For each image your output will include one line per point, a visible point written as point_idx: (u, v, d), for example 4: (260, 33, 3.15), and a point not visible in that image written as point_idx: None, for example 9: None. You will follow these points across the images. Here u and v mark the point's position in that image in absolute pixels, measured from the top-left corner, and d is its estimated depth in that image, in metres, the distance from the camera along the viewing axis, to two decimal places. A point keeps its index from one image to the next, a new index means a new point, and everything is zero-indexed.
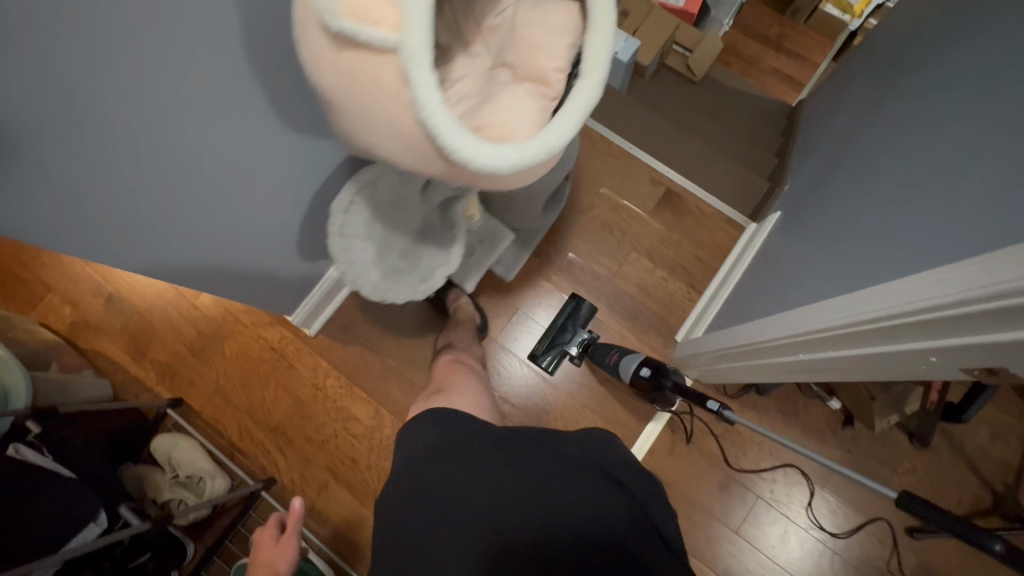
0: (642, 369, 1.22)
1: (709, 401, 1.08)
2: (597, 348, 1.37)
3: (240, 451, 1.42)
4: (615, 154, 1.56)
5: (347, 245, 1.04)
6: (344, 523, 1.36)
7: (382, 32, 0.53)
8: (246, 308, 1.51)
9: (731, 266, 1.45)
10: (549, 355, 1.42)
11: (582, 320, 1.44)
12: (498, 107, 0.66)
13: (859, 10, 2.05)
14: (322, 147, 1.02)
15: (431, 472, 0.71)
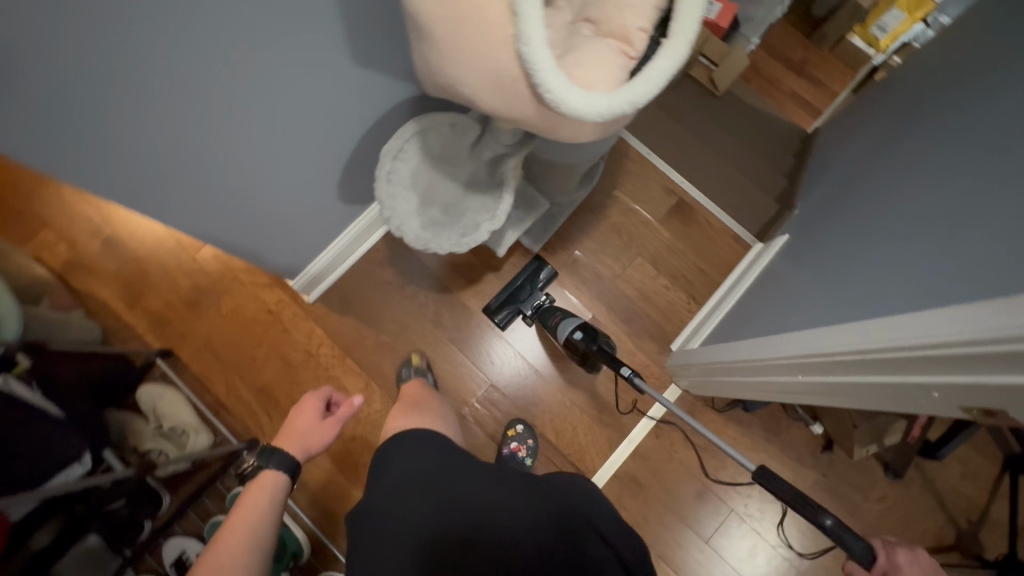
0: (576, 332, 1.29)
1: (625, 367, 1.18)
2: (548, 313, 1.41)
3: (226, 409, 1.41)
4: (631, 157, 1.57)
5: (393, 191, 1.05)
6: (322, 490, 1.37)
7: None
8: (246, 266, 1.49)
9: (734, 281, 1.46)
10: (504, 310, 1.45)
11: (542, 282, 1.47)
12: (580, 61, 0.71)
13: (885, 44, 1.85)
14: (370, 86, 1.02)
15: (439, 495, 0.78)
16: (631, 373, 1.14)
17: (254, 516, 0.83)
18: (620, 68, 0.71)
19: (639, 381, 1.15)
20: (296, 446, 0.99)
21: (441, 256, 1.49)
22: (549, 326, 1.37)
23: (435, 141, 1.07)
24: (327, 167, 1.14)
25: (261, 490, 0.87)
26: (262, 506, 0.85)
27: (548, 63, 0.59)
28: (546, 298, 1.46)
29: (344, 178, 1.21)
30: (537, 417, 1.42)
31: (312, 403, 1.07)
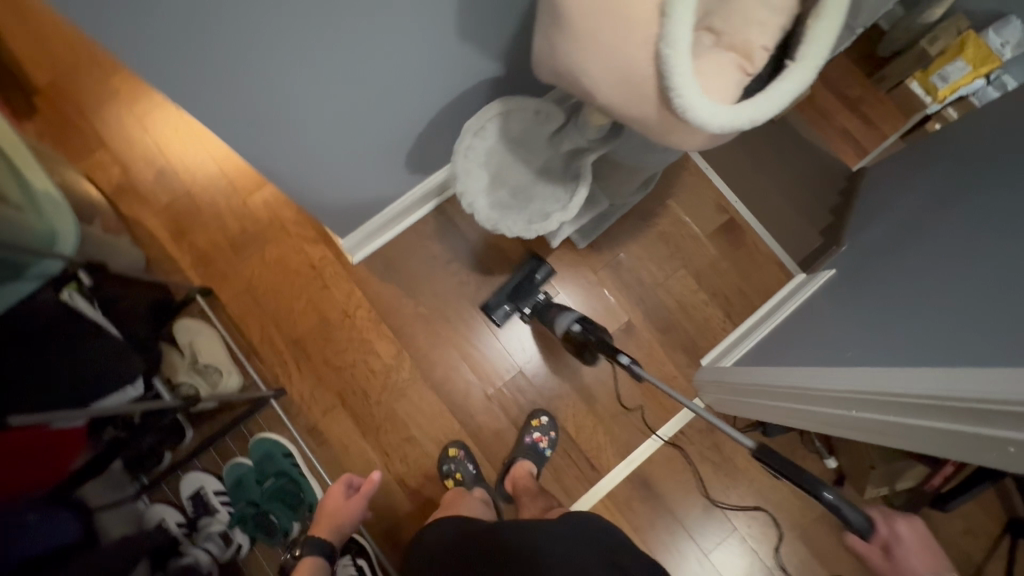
0: (575, 324, 1.28)
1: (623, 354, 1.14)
2: (548, 308, 1.39)
3: (257, 354, 1.43)
4: (689, 170, 1.57)
5: (469, 168, 1.06)
6: (341, 447, 1.39)
7: None
8: (297, 218, 1.50)
9: (773, 308, 1.48)
10: (503, 306, 1.44)
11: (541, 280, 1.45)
12: (699, 70, 0.72)
13: (943, 95, 1.56)
14: (461, 58, 1.03)
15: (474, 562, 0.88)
16: (630, 362, 1.08)
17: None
18: (737, 84, 0.72)
19: (638, 369, 1.11)
20: (329, 528, 1.16)
21: (489, 238, 1.50)
22: (548, 321, 1.35)
23: (516, 126, 1.07)
24: (404, 131, 1.14)
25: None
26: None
27: (686, 68, 0.60)
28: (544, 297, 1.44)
29: (417, 146, 1.21)
30: (561, 411, 1.44)
31: (338, 487, 1.22)
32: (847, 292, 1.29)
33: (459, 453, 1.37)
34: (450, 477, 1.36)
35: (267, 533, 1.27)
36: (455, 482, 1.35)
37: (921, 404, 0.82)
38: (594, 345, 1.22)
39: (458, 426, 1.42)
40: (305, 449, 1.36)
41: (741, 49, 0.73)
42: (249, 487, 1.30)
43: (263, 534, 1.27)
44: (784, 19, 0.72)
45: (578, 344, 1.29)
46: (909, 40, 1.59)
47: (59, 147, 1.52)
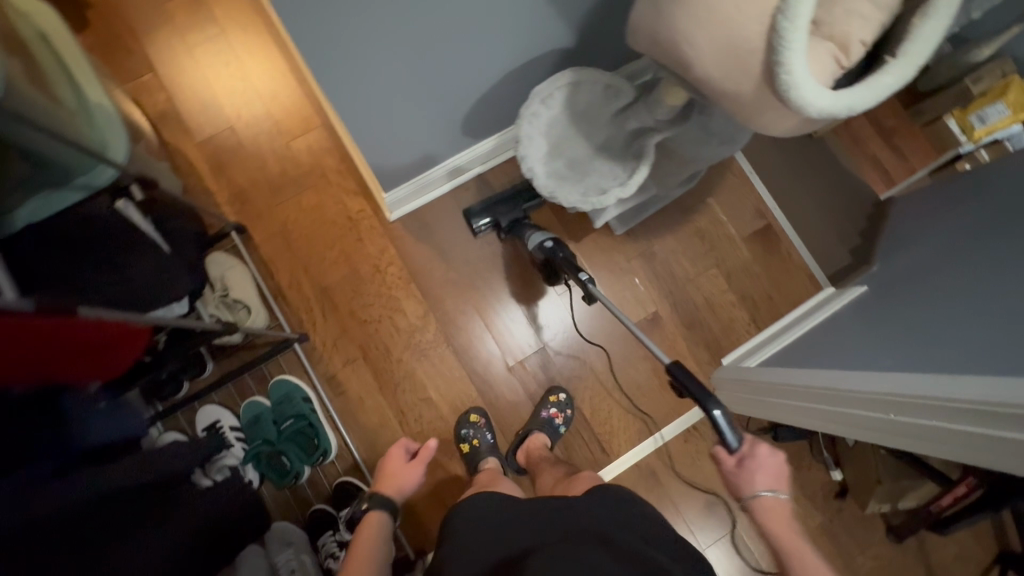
0: (545, 240, 1.26)
1: (581, 272, 1.15)
2: (525, 227, 1.39)
3: (285, 297, 1.43)
4: (733, 171, 1.57)
5: (532, 134, 1.06)
6: (358, 400, 1.40)
7: None
8: (339, 168, 1.49)
9: (798, 317, 1.49)
10: (485, 216, 1.43)
11: (527, 206, 1.44)
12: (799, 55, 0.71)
13: (979, 136, 1.43)
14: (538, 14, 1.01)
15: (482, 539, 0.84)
16: (586, 280, 1.09)
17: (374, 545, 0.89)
18: (832, 75, 0.71)
19: (594, 289, 1.12)
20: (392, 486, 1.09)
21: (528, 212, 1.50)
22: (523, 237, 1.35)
23: (584, 98, 1.07)
24: (469, 91, 1.14)
25: (371, 525, 0.95)
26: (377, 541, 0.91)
27: (801, 46, 0.60)
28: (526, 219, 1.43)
29: (477, 109, 1.21)
30: (578, 391, 1.45)
31: (397, 450, 1.17)
32: (872, 301, 1.30)
33: (480, 419, 1.38)
34: (466, 442, 1.36)
35: (278, 473, 1.28)
36: (468, 448, 1.35)
37: (957, 410, 0.83)
38: (561, 264, 1.22)
39: (476, 394, 1.43)
40: (324, 398, 1.37)
41: (839, 40, 0.71)
42: (261, 424, 1.29)
43: (273, 472, 1.28)
44: (885, 16, 0.71)
45: (546, 262, 1.28)
46: (954, 75, 1.49)
47: (108, 66, 1.50)
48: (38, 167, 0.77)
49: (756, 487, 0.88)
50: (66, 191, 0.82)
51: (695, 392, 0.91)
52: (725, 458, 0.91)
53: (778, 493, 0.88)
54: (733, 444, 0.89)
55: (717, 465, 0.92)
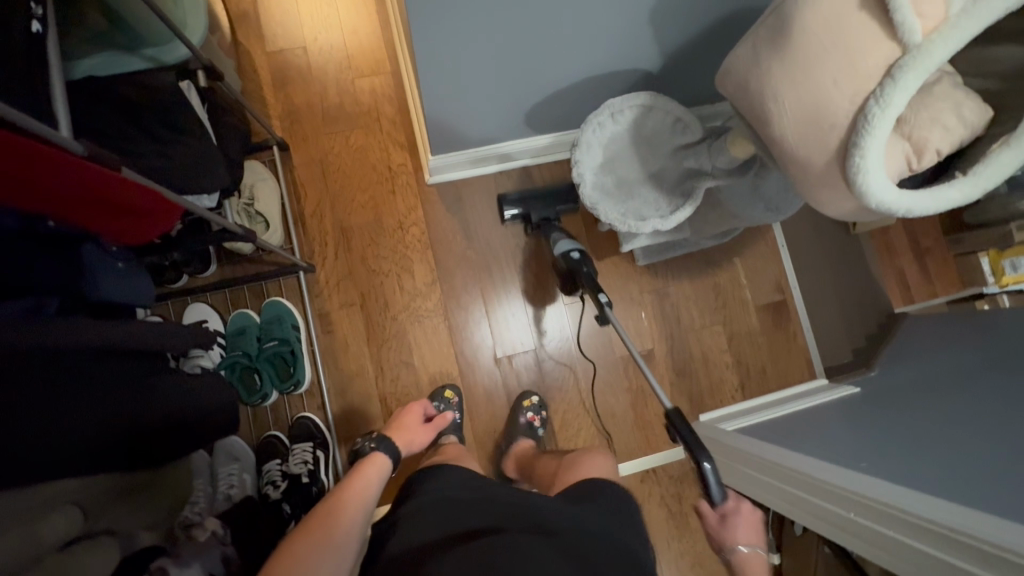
0: (572, 252, 1.23)
1: (601, 294, 1.13)
2: (552, 227, 1.36)
3: (304, 225, 1.43)
4: (766, 240, 1.58)
5: (591, 143, 1.08)
6: (343, 343, 1.40)
7: (916, 27, 0.57)
8: (394, 119, 1.50)
9: (784, 397, 1.49)
10: (516, 206, 1.41)
11: (561, 208, 1.41)
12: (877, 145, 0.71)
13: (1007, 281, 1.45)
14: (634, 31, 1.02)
15: (441, 504, 0.82)
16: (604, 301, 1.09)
17: (369, 483, 0.91)
18: (899, 174, 0.72)
19: (610, 312, 1.10)
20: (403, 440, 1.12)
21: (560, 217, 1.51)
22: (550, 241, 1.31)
23: (652, 123, 1.09)
24: (544, 83, 1.14)
25: (375, 466, 0.95)
26: (375, 482, 0.93)
27: (882, 134, 0.60)
28: (557, 217, 1.41)
29: (545, 103, 1.21)
30: (554, 401, 1.46)
31: (416, 408, 1.21)
32: (863, 401, 1.29)
33: (453, 396, 1.37)
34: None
35: (247, 390, 1.26)
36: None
37: (920, 529, 0.80)
38: (582, 279, 1.19)
39: (457, 373, 1.43)
40: (311, 332, 1.37)
41: (915, 142, 0.71)
42: (245, 336, 1.28)
43: (243, 387, 1.26)
44: (966, 133, 0.72)
45: (567, 273, 1.25)
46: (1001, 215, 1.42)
47: None
48: (115, 22, 0.80)
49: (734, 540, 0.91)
50: (132, 56, 0.83)
51: (688, 442, 0.91)
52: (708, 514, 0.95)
53: (757, 549, 0.91)
54: (715, 498, 0.89)
55: (702, 518, 0.97)
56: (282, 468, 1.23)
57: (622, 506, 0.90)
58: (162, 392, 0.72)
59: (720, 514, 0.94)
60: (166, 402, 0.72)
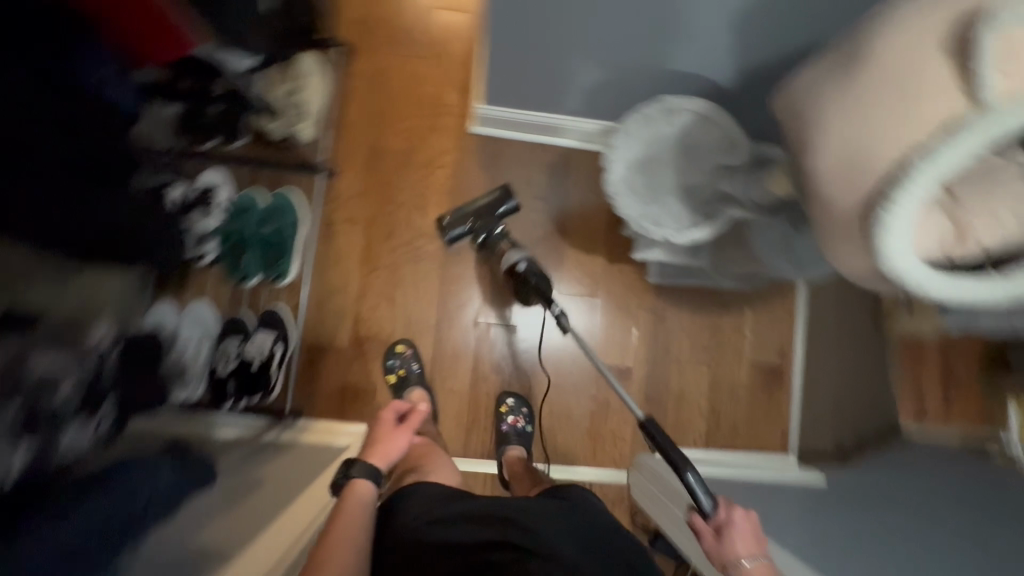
0: (521, 263, 1.20)
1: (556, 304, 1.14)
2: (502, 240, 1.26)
3: (340, 131, 1.44)
4: (784, 302, 1.50)
5: (632, 133, 1.04)
6: (337, 255, 1.41)
7: (998, 85, 0.51)
8: (458, 58, 1.48)
9: (745, 460, 1.43)
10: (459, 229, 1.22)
11: (500, 210, 1.25)
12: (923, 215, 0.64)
13: None
14: (716, 34, 0.97)
15: (438, 532, 0.81)
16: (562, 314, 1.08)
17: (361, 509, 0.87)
18: (930, 251, 0.65)
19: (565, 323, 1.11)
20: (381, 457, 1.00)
21: (586, 207, 1.47)
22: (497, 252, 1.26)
23: (700, 137, 1.04)
24: (610, 63, 1.10)
25: (361, 491, 0.91)
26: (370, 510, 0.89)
27: (921, 189, 0.54)
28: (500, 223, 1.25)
29: (606, 84, 1.17)
30: (517, 382, 1.43)
31: (387, 416, 1.07)
32: (821, 492, 1.21)
33: (406, 351, 1.38)
34: (391, 372, 1.36)
35: (232, 265, 1.25)
36: (393, 377, 1.36)
37: None
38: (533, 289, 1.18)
39: (433, 322, 1.42)
40: (309, 231, 1.36)
41: (959, 225, 0.64)
42: (247, 217, 1.25)
43: (228, 263, 1.24)
44: (1020, 235, 0.65)
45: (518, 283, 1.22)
46: None
47: None
48: None
49: (736, 555, 0.83)
50: None
51: (670, 453, 0.92)
52: (703, 529, 0.87)
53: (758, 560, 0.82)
54: (705, 506, 0.87)
55: (695, 538, 0.88)
56: (240, 347, 1.22)
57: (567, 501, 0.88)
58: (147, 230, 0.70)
59: (715, 528, 0.86)
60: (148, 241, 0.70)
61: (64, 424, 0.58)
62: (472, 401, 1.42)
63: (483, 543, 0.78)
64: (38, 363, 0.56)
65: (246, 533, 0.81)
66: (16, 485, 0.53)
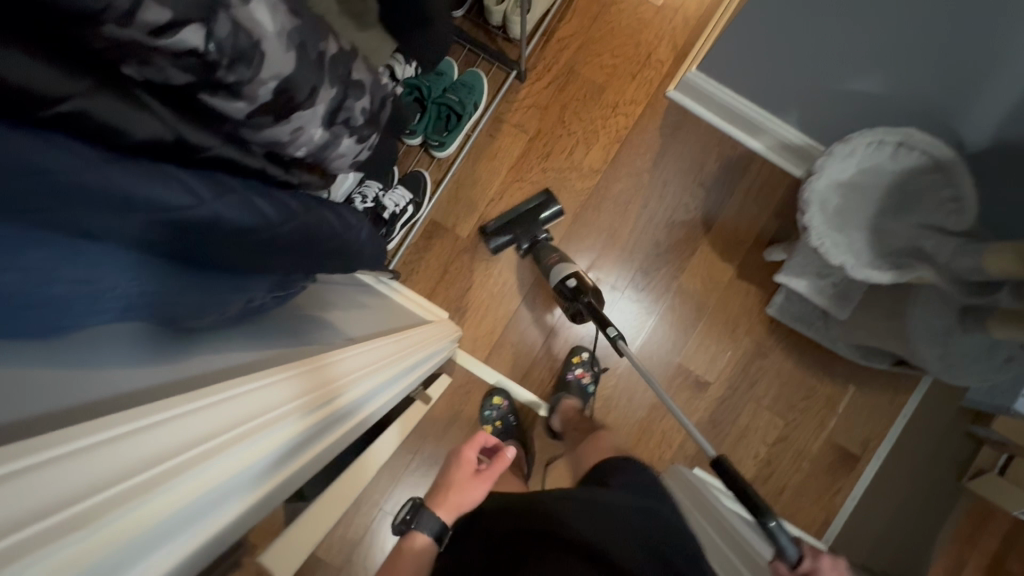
0: (570, 279, 1.21)
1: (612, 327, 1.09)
2: (546, 250, 1.33)
3: (549, 41, 1.44)
4: (894, 399, 1.40)
5: (855, 153, 0.98)
6: (492, 152, 1.43)
7: None
8: (690, 19, 1.43)
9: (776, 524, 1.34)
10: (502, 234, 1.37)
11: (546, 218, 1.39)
12: None
13: None
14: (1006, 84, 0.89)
15: (506, 526, 0.77)
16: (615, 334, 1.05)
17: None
18: None
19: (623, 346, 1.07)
20: (449, 508, 0.85)
21: (742, 216, 1.42)
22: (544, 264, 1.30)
23: (919, 186, 0.98)
24: (864, 74, 1.04)
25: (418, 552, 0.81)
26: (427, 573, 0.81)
27: None
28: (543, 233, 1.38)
29: (842, 94, 1.11)
30: (597, 344, 1.43)
31: (466, 454, 0.92)
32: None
33: (503, 403, 1.38)
34: (487, 423, 1.38)
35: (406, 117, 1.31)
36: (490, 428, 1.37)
37: None
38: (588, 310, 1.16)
39: None
40: (483, 118, 1.40)
41: None
42: (437, 79, 1.31)
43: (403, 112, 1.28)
44: None
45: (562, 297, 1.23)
46: None
47: None
48: None
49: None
50: None
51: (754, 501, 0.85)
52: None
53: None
54: (789, 555, 0.83)
55: None
56: (378, 192, 1.26)
57: (635, 487, 0.85)
58: (443, 29, 0.66)
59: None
60: (438, 44, 0.67)
61: (346, 135, 0.45)
62: (548, 341, 1.43)
63: (548, 529, 0.72)
64: (357, 69, 0.44)
65: (323, 401, 0.59)
66: (219, 140, 0.35)
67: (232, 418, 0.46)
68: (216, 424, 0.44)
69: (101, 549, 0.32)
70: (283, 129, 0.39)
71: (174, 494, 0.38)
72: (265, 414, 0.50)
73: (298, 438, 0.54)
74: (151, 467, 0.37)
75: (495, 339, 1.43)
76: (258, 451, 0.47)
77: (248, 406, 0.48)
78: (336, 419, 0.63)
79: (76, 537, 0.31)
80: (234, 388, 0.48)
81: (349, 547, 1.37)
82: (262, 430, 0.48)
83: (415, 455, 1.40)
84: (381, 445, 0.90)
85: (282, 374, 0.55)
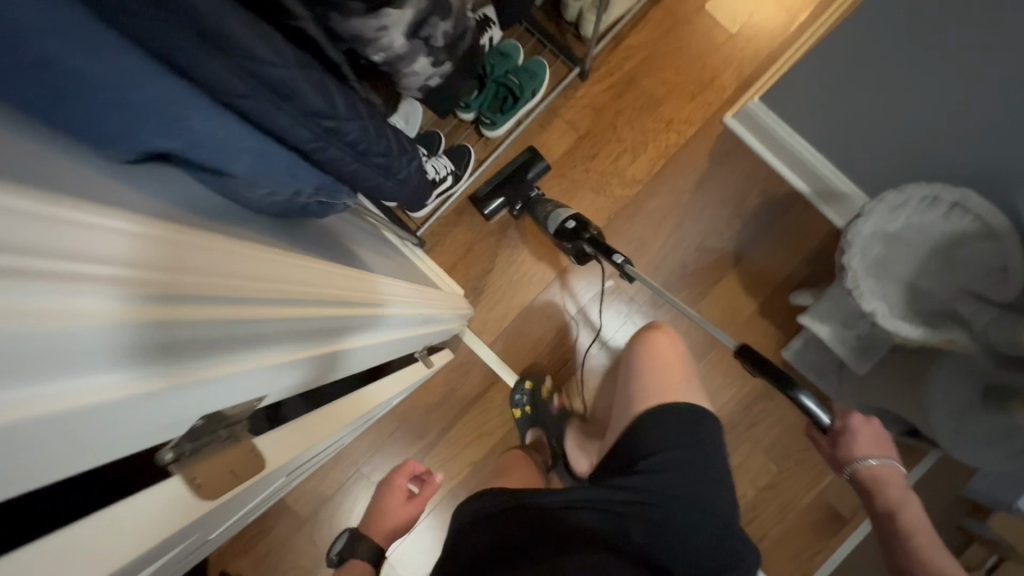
0: (569, 221, 1.25)
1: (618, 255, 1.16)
2: (540, 205, 1.34)
3: (616, 48, 1.44)
4: None
5: (906, 205, 0.96)
6: (540, 143, 1.44)
7: None
8: (760, 52, 1.43)
9: None
10: (492, 197, 1.37)
11: (532, 174, 1.39)
12: None
13: None
14: None
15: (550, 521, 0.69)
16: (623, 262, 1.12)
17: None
18: None
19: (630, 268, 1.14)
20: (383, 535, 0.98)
21: (774, 256, 1.40)
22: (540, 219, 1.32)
23: (966, 252, 0.96)
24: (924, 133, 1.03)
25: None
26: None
27: None
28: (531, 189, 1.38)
29: (898, 149, 1.10)
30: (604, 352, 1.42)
31: (398, 482, 1.06)
32: None
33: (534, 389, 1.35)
34: (516, 407, 1.35)
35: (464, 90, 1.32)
36: (519, 413, 1.34)
37: None
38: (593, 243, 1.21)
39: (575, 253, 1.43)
40: (538, 108, 1.40)
41: None
42: (503, 60, 1.32)
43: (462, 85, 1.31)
44: None
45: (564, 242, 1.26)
46: None
47: None
48: None
49: (856, 456, 0.90)
50: None
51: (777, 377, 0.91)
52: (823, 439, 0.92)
53: (885, 459, 0.90)
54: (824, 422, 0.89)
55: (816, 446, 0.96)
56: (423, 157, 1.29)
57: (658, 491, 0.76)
58: None
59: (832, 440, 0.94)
60: None
61: (423, 54, 0.46)
62: (557, 339, 1.42)
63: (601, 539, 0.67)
64: None
65: (318, 303, 0.57)
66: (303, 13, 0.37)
67: (200, 266, 0.41)
68: (177, 260, 0.39)
69: (95, 319, 0.30)
70: (368, 24, 0.40)
71: (171, 304, 0.37)
72: (242, 281, 0.45)
73: (285, 327, 0.51)
74: (147, 270, 0.35)
75: (506, 325, 1.42)
76: (229, 311, 0.43)
77: (226, 266, 0.44)
78: (332, 331, 0.61)
79: (73, 292, 0.29)
80: (240, 248, 0.48)
81: (318, 501, 1.36)
82: (235, 293, 0.44)
83: (400, 424, 1.40)
84: (379, 391, 0.89)
85: (266, 258, 0.51)
